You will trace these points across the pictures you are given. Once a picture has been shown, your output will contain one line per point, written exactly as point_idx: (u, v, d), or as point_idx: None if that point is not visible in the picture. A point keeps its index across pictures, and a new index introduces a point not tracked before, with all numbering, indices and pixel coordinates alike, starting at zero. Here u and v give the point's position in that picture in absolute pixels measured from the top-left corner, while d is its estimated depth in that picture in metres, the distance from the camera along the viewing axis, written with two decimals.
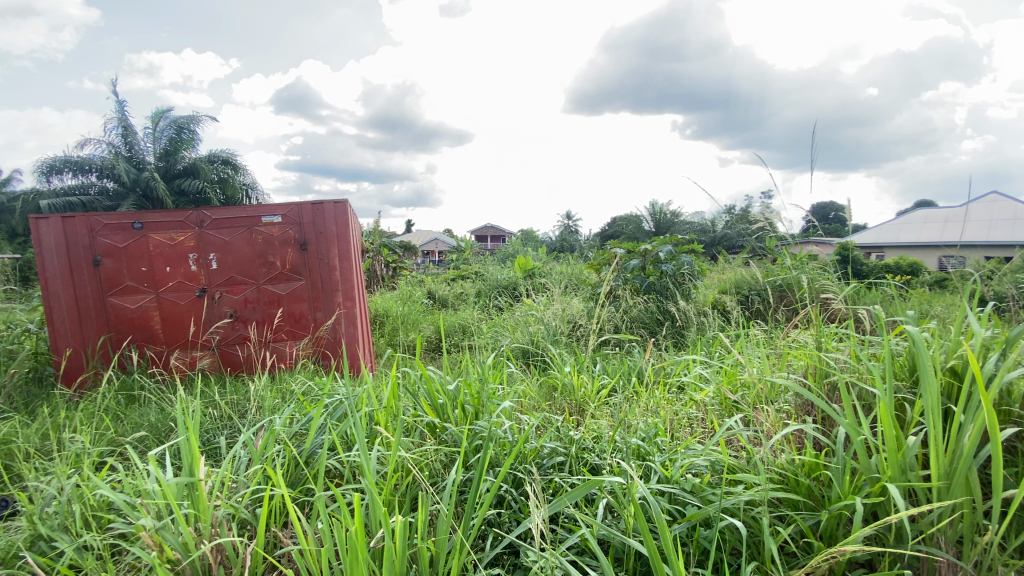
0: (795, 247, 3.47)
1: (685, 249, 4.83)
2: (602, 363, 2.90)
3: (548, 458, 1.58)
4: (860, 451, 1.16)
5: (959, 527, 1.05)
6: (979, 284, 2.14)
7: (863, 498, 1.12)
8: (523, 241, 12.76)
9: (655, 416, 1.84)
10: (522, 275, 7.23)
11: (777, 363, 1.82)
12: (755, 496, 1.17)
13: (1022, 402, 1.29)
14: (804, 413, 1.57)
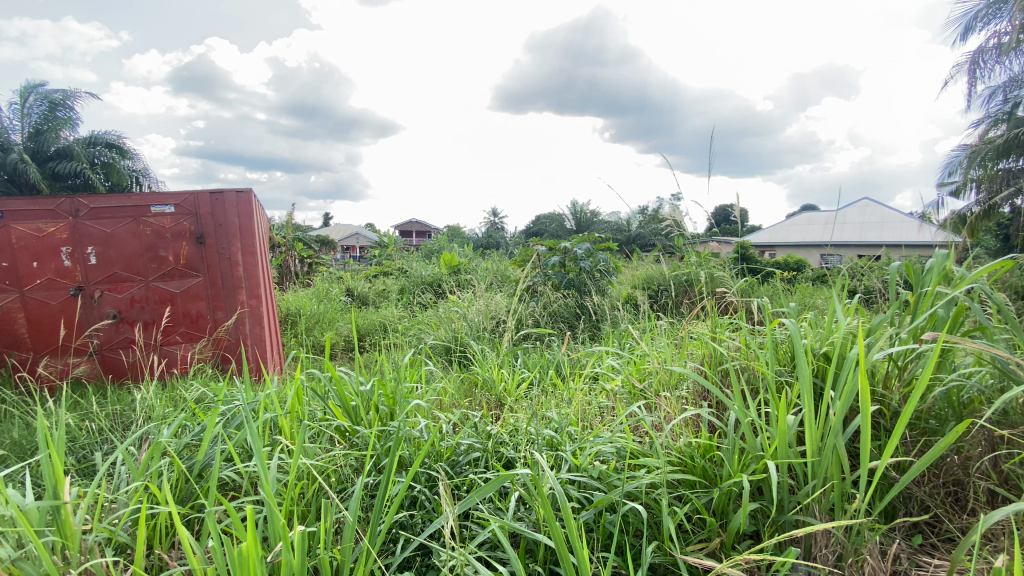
0: (699, 245, 3.72)
1: (602, 246, 5.01)
2: (523, 358, 2.93)
3: (465, 455, 1.55)
4: (747, 432, 1.25)
5: (831, 496, 1.16)
6: (851, 279, 2.41)
7: (749, 476, 1.21)
8: (447, 237, 12.62)
9: (569, 407, 1.88)
10: (446, 271, 7.14)
11: (680, 352, 1.93)
12: (655, 479, 1.23)
13: (883, 382, 1.45)
14: (702, 398, 1.68)
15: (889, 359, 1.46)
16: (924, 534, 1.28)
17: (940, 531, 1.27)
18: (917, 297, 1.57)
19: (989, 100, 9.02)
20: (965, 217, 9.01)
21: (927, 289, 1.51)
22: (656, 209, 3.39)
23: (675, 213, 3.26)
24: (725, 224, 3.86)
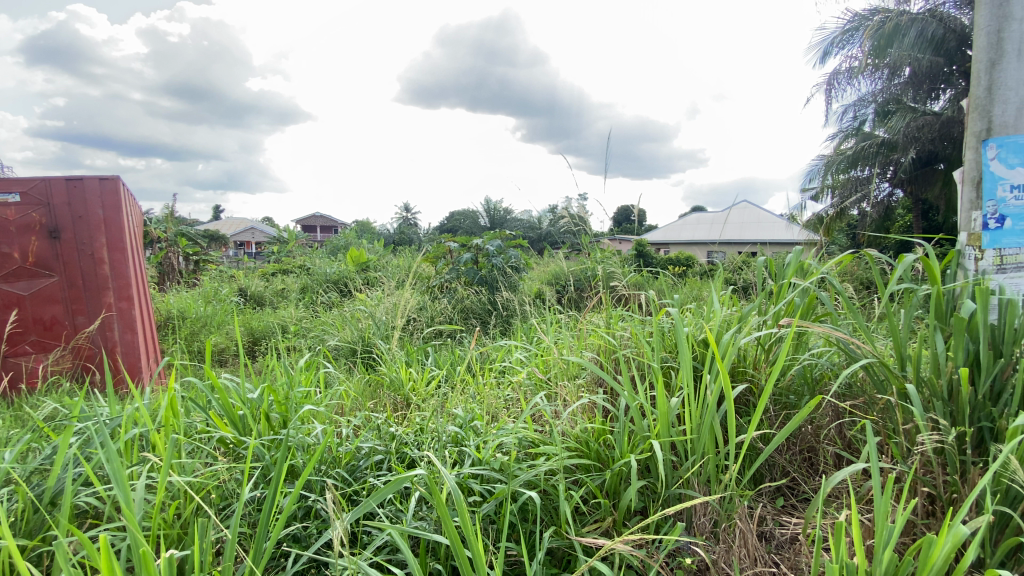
0: (603, 242, 3.89)
1: (513, 243, 5.07)
2: (434, 355, 2.88)
3: (365, 458, 1.49)
4: (636, 415, 1.34)
5: (708, 469, 1.27)
6: (731, 272, 2.65)
7: (637, 455, 1.29)
8: (354, 233, 12.05)
9: (476, 403, 1.88)
10: (353, 269, 6.82)
11: (581, 343, 2.01)
12: (553, 465, 1.27)
13: (752, 364, 1.62)
14: (598, 386, 1.77)
15: (757, 343, 1.63)
16: (785, 497, 1.44)
17: (797, 492, 1.45)
18: (780, 288, 1.77)
19: (842, 116, 10.40)
20: (822, 218, 10.37)
21: (787, 281, 1.70)
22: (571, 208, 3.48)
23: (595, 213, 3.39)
24: (625, 223, 4.08)
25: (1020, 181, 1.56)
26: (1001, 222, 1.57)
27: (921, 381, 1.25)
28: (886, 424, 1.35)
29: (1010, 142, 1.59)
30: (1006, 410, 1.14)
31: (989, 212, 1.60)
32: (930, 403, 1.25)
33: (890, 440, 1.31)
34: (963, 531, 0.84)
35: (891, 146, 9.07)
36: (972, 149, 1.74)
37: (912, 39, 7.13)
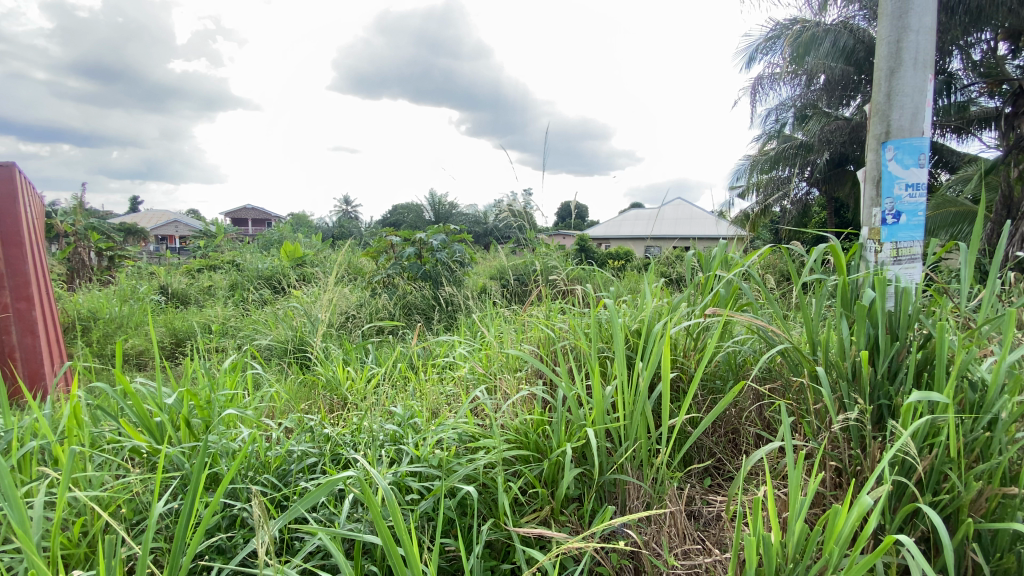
0: (547, 237, 3.91)
1: (457, 237, 5.00)
2: (374, 352, 2.79)
3: (297, 462, 1.42)
4: (573, 405, 1.36)
5: (641, 455, 1.31)
6: (665, 266, 2.75)
7: (573, 445, 1.32)
8: (291, 227, 11.47)
9: (416, 400, 1.84)
10: (289, 264, 6.48)
11: (521, 336, 2.01)
12: (492, 458, 1.27)
13: (682, 352, 1.69)
14: (538, 377, 1.78)
15: (686, 333, 1.70)
16: (712, 477, 1.53)
17: (723, 472, 1.53)
18: (707, 279, 1.86)
19: (766, 119, 11.07)
20: (748, 214, 11.03)
21: (713, 273, 1.79)
22: (514, 202, 3.47)
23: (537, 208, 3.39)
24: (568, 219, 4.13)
25: (914, 180, 1.72)
26: (897, 218, 1.73)
27: (830, 363, 1.35)
28: (800, 404, 1.45)
29: (905, 144, 1.75)
30: (901, 388, 1.25)
31: (887, 209, 1.76)
32: (837, 384, 1.35)
33: (803, 419, 1.42)
34: (866, 501, 0.91)
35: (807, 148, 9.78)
36: (873, 150, 1.91)
37: (827, 47, 7.62)
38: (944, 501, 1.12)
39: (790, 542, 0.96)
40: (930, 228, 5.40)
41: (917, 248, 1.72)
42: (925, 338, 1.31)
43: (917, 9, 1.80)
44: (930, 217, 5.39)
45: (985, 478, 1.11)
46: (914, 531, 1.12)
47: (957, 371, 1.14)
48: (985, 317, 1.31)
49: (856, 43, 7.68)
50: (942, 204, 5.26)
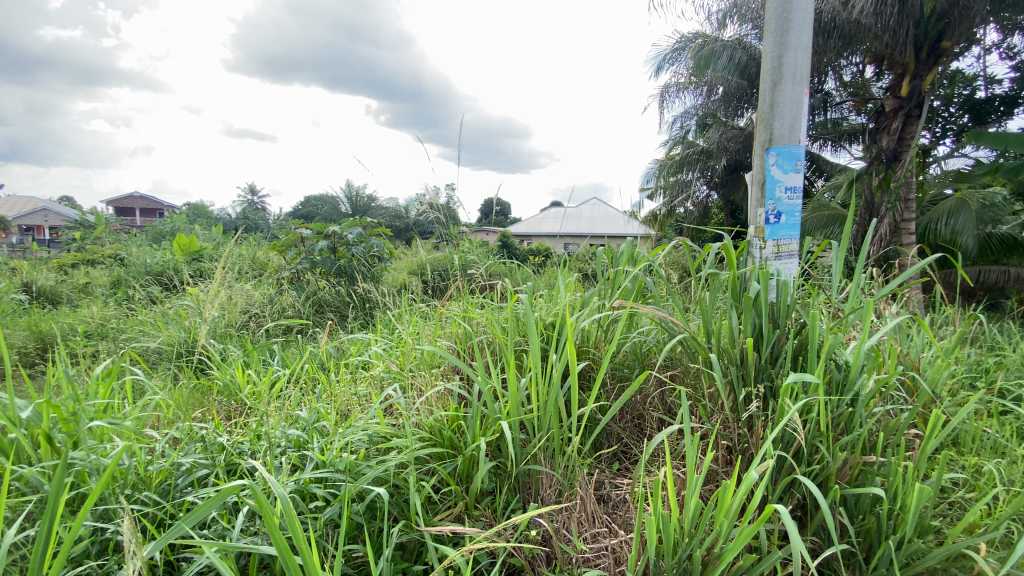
0: (469, 234, 3.87)
1: (374, 231, 4.81)
2: (281, 353, 2.60)
3: (186, 476, 1.29)
4: (488, 400, 1.35)
5: (554, 446, 1.34)
6: (581, 262, 2.84)
7: (487, 439, 1.31)
8: (187, 218, 10.44)
9: (325, 401, 1.74)
10: (184, 259, 5.88)
11: (438, 332, 1.97)
12: (403, 458, 1.23)
13: (593, 343, 1.75)
14: (454, 373, 1.76)
15: (596, 326, 1.77)
16: (620, 461, 1.60)
17: (629, 456, 1.61)
18: (617, 274, 1.94)
19: (672, 124, 11.79)
20: (657, 214, 11.72)
21: (622, 268, 1.87)
22: (433, 197, 3.38)
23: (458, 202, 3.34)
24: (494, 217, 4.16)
25: (791, 184, 1.91)
26: (778, 217, 1.91)
27: (723, 350, 1.47)
28: (697, 389, 1.56)
29: (785, 151, 1.94)
30: (781, 370, 1.39)
31: (770, 209, 1.94)
32: (728, 369, 1.47)
33: (699, 402, 1.53)
34: (751, 476, 0.99)
35: (708, 154, 10.62)
36: (760, 155, 2.09)
37: (724, 63, 8.17)
38: (816, 471, 1.25)
39: (687, 518, 1.03)
40: (809, 229, 6.06)
41: (794, 246, 1.91)
42: (800, 326, 1.46)
43: (796, 28, 1.99)
44: (809, 219, 6.05)
45: (848, 448, 1.26)
46: (792, 499, 1.24)
47: (826, 354, 1.29)
48: (850, 307, 1.49)
49: (748, 59, 8.26)
50: (818, 208, 5.92)
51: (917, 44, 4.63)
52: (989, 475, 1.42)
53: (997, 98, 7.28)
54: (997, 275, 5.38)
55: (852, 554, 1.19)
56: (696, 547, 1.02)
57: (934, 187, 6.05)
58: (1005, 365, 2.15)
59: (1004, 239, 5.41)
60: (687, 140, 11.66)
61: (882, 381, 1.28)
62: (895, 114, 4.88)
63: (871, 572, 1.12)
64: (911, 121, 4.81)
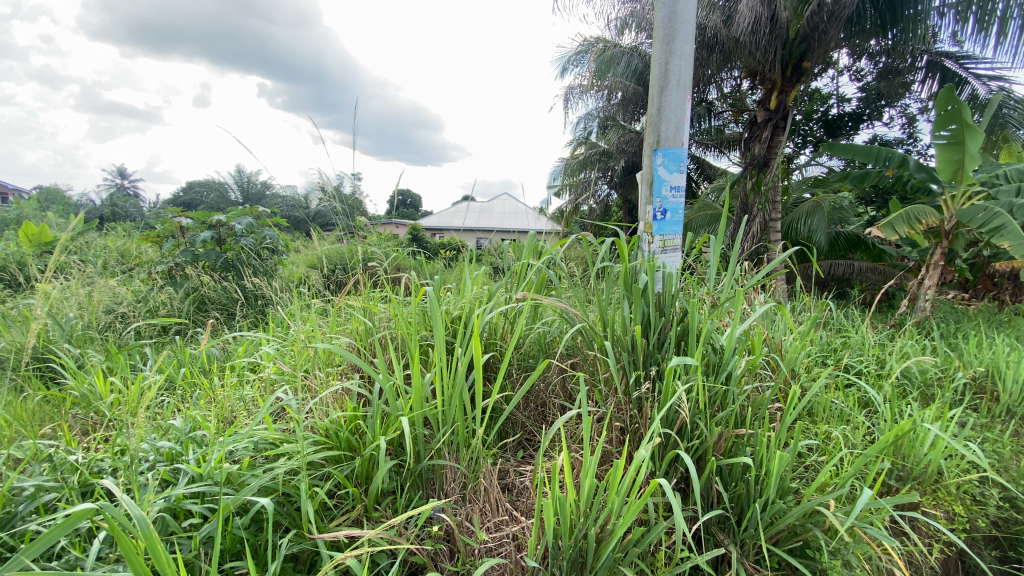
0: (375, 226, 3.73)
1: (268, 222, 4.46)
2: (154, 357, 2.32)
3: (28, 503, 1.11)
4: (388, 397, 1.29)
5: (458, 439, 1.32)
6: (487, 255, 2.85)
7: (387, 438, 1.26)
8: (36, 204, 8.94)
9: (204, 408, 1.58)
10: (30, 251, 5.02)
11: (336, 328, 1.88)
12: (294, 465, 1.15)
13: (498, 335, 1.76)
14: (353, 371, 1.68)
15: (501, 318, 1.78)
16: (524, 448, 1.64)
17: (532, 442, 1.66)
18: (521, 267, 1.97)
19: (577, 124, 12.23)
20: (563, 210, 12.14)
21: (525, 261, 1.90)
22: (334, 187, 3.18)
23: (361, 192, 3.17)
24: (403, 209, 4.10)
25: (675, 183, 2.07)
26: (664, 214, 2.07)
27: (616, 338, 1.55)
28: (594, 376, 1.64)
29: (671, 153, 2.10)
30: (667, 354, 1.50)
31: (657, 207, 2.08)
32: (621, 356, 1.56)
33: (595, 387, 1.61)
34: (640, 456, 1.06)
35: (609, 154, 11.20)
36: (649, 155, 2.23)
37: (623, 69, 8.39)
38: (696, 446, 1.37)
39: (583, 498, 1.08)
40: (696, 227, 6.61)
41: (678, 240, 2.09)
42: (683, 313, 1.58)
43: (681, 38, 2.15)
44: (696, 218, 6.60)
45: (723, 423, 1.39)
46: (677, 473, 1.35)
47: (704, 339, 1.41)
48: (725, 296, 1.64)
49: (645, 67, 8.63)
50: (703, 208, 6.49)
51: (784, 63, 5.21)
52: (835, 440, 1.65)
53: (846, 115, 8.44)
54: (845, 267, 6.25)
55: (726, 519, 1.32)
56: (591, 526, 1.07)
57: (797, 191, 6.89)
58: (849, 344, 2.50)
59: (849, 238, 6.32)
60: (589, 140, 12.19)
61: (750, 361, 1.43)
62: (766, 124, 5.50)
63: (742, 533, 1.25)
64: (778, 132, 5.45)
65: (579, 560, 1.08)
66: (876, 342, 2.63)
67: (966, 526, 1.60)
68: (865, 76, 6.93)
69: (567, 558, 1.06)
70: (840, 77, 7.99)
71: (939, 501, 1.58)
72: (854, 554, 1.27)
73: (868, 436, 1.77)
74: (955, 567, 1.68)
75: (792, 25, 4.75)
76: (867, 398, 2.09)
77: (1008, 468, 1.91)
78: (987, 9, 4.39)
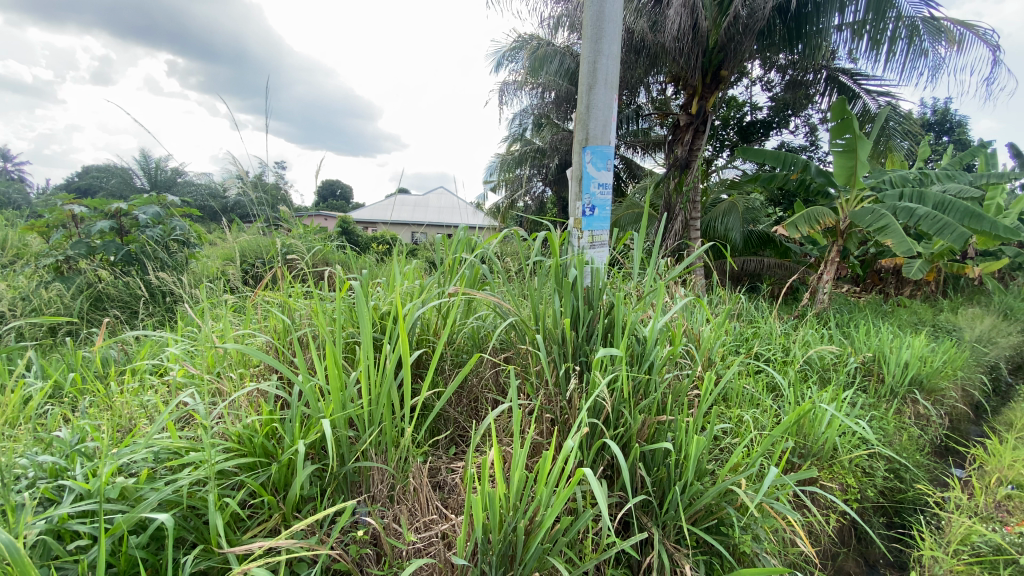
0: (300, 219, 3.54)
1: (179, 213, 4.08)
2: (39, 360, 2.05)
3: None
4: (308, 398, 1.21)
5: (384, 440, 1.27)
6: (420, 249, 2.78)
7: (306, 442, 1.18)
8: None
9: (97, 417, 1.41)
10: None
11: (255, 326, 1.75)
12: (200, 475, 1.05)
13: (431, 331, 1.72)
14: (271, 372, 1.57)
15: (433, 313, 1.75)
16: (456, 445, 1.62)
17: (464, 438, 1.64)
18: (453, 261, 1.95)
19: (512, 120, 12.26)
20: (499, 206, 12.15)
21: (457, 256, 1.87)
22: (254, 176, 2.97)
23: (284, 182, 2.97)
24: (329, 201, 3.91)
25: (603, 180, 2.13)
26: (592, 211, 2.11)
27: (547, 331, 1.57)
28: (525, 369, 1.65)
29: (599, 150, 2.15)
30: (595, 347, 1.55)
31: (586, 203, 2.13)
32: (552, 349, 1.58)
33: (527, 379, 1.62)
34: (567, 446, 1.07)
35: (543, 152, 11.34)
36: (577, 152, 2.27)
37: (556, 68, 8.50)
38: (621, 434, 1.42)
39: (513, 491, 1.07)
40: (625, 224, 6.87)
41: (605, 236, 2.13)
42: (610, 306, 1.64)
43: (608, 39, 2.21)
44: (625, 215, 6.85)
45: (646, 410, 1.46)
46: (603, 461, 1.39)
47: (629, 330, 1.46)
48: (649, 290, 1.71)
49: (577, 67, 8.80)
50: (632, 206, 6.75)
51: (704, 69, 5.51)
52: (746, 423, 1.77)
53: (758, 122, 9.09)
54: (756, 265, 6.66)
55: (649, 502, 1.38)
56: (520, 518, 1.07)
57: (715, 192, 7.34)
58: (759, 334, 2.70)
59: (761, 236, 6.84)
60: (524, 137, 12.27)
61: (671, 350, 1.50)
62: (688, 127, 5.80)
63: (664, 515, 1.31)
64: (699, 136, 5.77)
65: (508, 553, 1.08)
66: (781, 332, 2.85)
67: (857, 495, 1.78)
68: (774, 87, 7.50)
69: (496, 553, 1.06)
70: (753, 87, 8.60)
71: (835, 475, 1.75)
72: (762, 527, 1.38)
73: (775, 418, 1.92)
74: (847, 533, 1.87)
75: (712, 34, 5.03)
76: (774, 383, 2.27)
77: (891, 442, 2.15)
78: (879, 28, 4.89)
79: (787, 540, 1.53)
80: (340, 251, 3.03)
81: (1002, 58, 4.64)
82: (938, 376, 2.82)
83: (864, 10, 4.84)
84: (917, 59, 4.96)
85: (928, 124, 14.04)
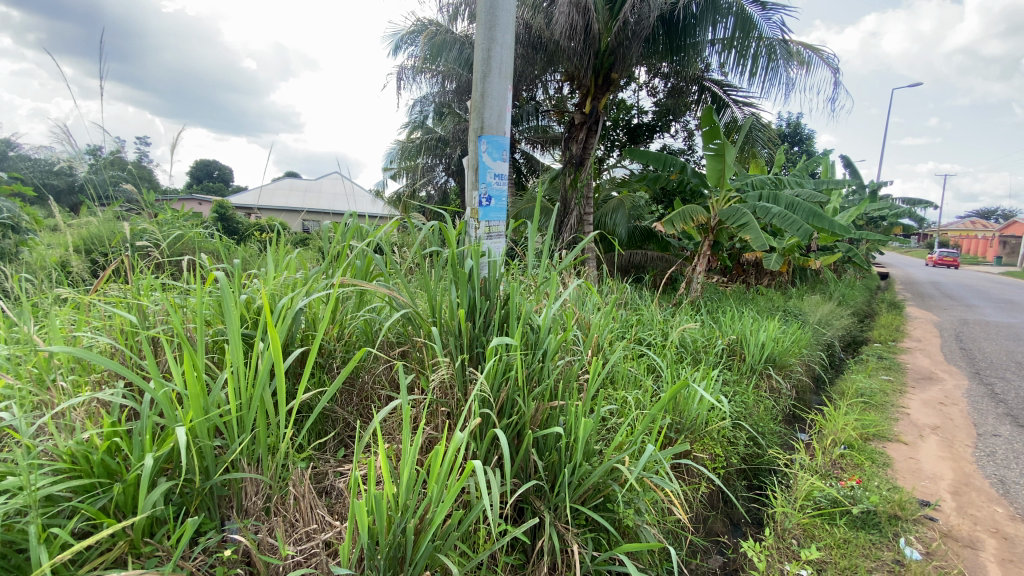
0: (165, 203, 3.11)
1: (4, 191, 3.39)
2: None
3: None
4: (161, 405, 1.06)
5: (257, 447, 1.16)
6: (308, 237, 2.59)
7: (160, 456, 1.03)
8: None
9: None
10: None
11: (100, 324, 1.50)
12: (15, 504, 0.88)
13: (316, 325, 1.60)
14: (120, 377, 1.35)
15: (321, 306, 1.63)
16: (345, 445, 1.53)
17: (354, 437, 1.56)
18: (342, 251, 1.83)
19: (411, 107, 11.89)
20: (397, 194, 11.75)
21: (346, 246, 1.76)
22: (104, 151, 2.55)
23: (144, 160, 2.59)
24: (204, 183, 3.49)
25: (498, 171, 2.13)
26: (489, 201, 2.11)
27: (443, 323, 1.54)
28: (420, 363, 1.60)
29: (494, 141, 2.14)
30: (490, 337, 1.55)
31: (482, 193, 2.11)
32: (447, 342, 1.55)
33: (421, 373, 1.57)
34: (459, 438, 1.05)
35: (443, 141, 11.13)
36: (473, 141, 2.25)
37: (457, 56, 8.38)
38: (515, 422, 1.43)
39: (402, 489, 1.03)
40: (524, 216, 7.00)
41: (502, 227, 2.13)
42: (505, 297, 1.64)
43: (502, 29, 2.20)
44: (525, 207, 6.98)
45: (539, 397, 1.49)
46: (497, 450, 1.40)
47: (522, 320, 1.48)
48: (542, 280, 1.75)
49: None
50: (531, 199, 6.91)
51: (597, 70, 5.77)
52: (630, 404, 1.89)
53: (644, 124, 9.75)
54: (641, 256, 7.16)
55: (541, 486, 1.41)
56: (409, 518, 1.04)
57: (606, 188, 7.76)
58: (642, 321, 2.89)
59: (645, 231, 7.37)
60: (424, 125, 11.98)
61: (562, 338, 1.54)
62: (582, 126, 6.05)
63: (555, 498, 1.35)
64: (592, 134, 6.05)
65: (397, 555, 1.04)
66: (662, 318, 3.09)
67: (723, 462, 1.99)
68: (658, 92, 8.06)
69: (385, 555, 1.01)
70: (641, 91, 9.19)
71: (705, 446, 1.93)
72: (643, 500, 1.47)
73: (655, 397, 2.07)
74: (716, 497, 2.08)
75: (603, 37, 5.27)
76: (655, 365, 2.46)
77: (750, 413, 2.44)
78: (745, 46, 5.46)
79: (665, 510, 1.65)
80: (214, 238, 2.72)
81: (838, 81, 5.40)
82: (788, 354, 3.24)
83: (732, 28, 5.37)
84: (775, 76, 5.62)
85: (784, 135, 15.97)
